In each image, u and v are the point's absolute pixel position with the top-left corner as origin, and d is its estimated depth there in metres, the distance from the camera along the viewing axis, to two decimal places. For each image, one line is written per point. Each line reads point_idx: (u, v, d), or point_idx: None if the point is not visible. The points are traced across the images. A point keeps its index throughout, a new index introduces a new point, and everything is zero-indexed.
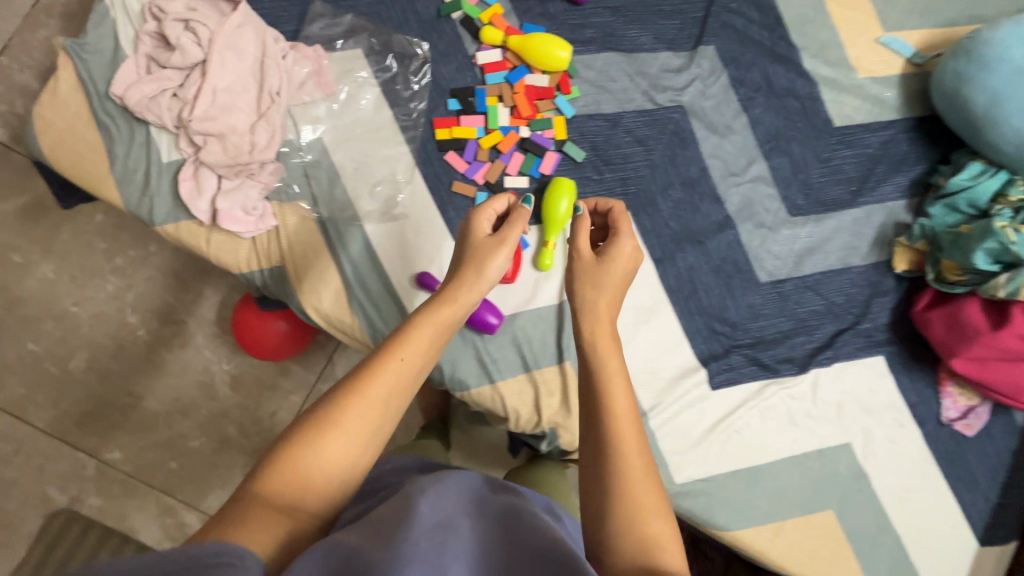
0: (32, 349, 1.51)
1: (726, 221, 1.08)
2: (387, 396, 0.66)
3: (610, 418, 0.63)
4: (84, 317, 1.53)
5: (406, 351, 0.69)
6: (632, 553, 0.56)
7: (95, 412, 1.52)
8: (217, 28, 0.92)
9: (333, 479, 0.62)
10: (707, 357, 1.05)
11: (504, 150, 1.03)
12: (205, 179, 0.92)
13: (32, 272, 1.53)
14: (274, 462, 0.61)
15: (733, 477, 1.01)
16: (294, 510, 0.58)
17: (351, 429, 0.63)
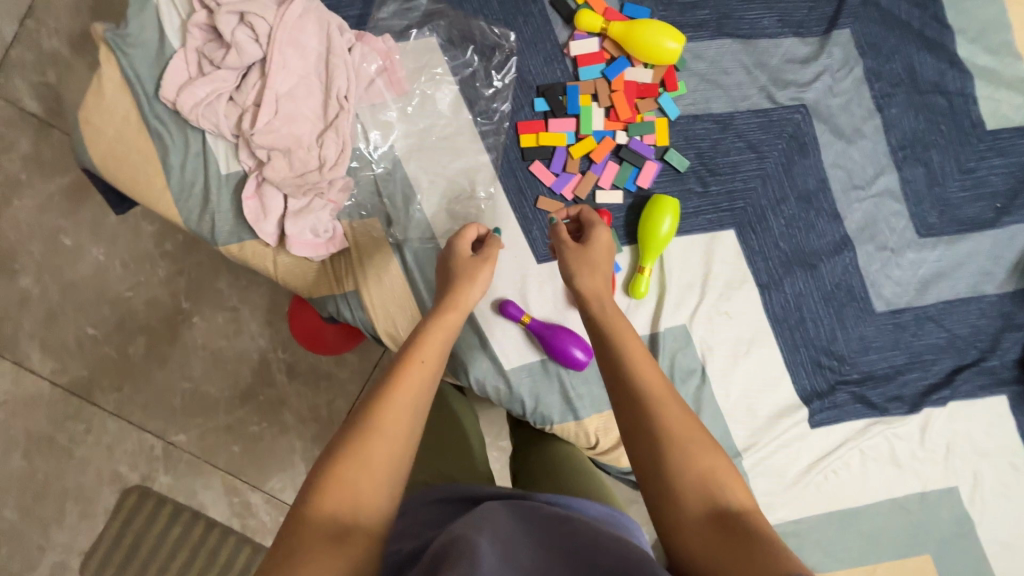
0: (91, 333, 1.46)
1: (843, 242, 0.96)
2: (417, 396, 0.61)
3: (648, 390, 0.61)
4: (139, 300, 1.47)
5: (424, 351, 0.65)
6: (699, 500, 0.54)
7: (158, 394, 1.44)
8: (275, 21, 0.79)
9: (382, 495, 0.54)
10: (810, 394, 0.96)
11: (597, 159, 0.90)
12: (270, 198, 0.83)
13: (84, 256, 1.47)
14: (317, 484, 0.52)
15: (826, 520, 0.96)
16: (352, 536, 0.50)
17: (392, 437, 0.56)
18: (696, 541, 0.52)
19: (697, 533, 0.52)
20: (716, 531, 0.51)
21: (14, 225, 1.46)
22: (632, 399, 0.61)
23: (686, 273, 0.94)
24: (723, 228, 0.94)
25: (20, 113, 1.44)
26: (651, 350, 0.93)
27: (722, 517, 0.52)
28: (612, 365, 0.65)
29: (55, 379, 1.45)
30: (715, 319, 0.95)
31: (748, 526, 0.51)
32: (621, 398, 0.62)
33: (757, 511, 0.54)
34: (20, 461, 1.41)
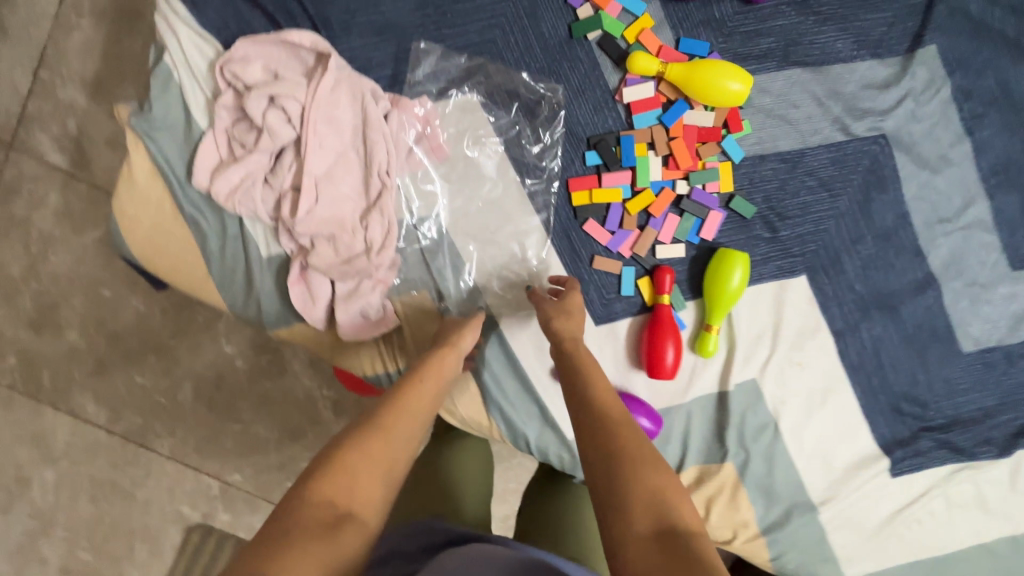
0: (141, 382, 1.35)
1: (926, 281, 0.89)
2: (417, 415, 0.62)
3: (607, 415, 0.60)
4: (182, 347, 1.36)
5: (421, 377, 0.67)
6: (649, 517, 0.49)
7: (212, 436, 1.36)
8: (308, 99, 0.75)
9: (376, 499, 0.52)
10: (891, 442, 0.91)
11: (656, 213, 0.84)
12: (317, 285, 0.80)
13: (125, 306, 1.35)
14: (317, 472, 0.51)
15: (911, 570, 0.92)
16: (345, 527, 0.48)
17: (391, 443, 0.56)
18: (641, 560, 0.46)
19: (643, 551, 0.47)
20: (662, 547, 0.47)
21: (52, 279, 1.32)
22: (593, 425, 0.59)
23: (754, 324, 0.88)
24: (793, 274, 0.88)
25: (42, 164, 1.30)
26: (720, 408, 0.88)
27: (669, 536, 0.47)
28: (581, 392, 0.65)
29: (112, 426, 1.35)
30: (787, 370, 0.89)
31: (689, 546, 0.46)
32: (582, 423, 0.61)
33: (706, 537, 0.49)
34: (87, 506, 1.34)
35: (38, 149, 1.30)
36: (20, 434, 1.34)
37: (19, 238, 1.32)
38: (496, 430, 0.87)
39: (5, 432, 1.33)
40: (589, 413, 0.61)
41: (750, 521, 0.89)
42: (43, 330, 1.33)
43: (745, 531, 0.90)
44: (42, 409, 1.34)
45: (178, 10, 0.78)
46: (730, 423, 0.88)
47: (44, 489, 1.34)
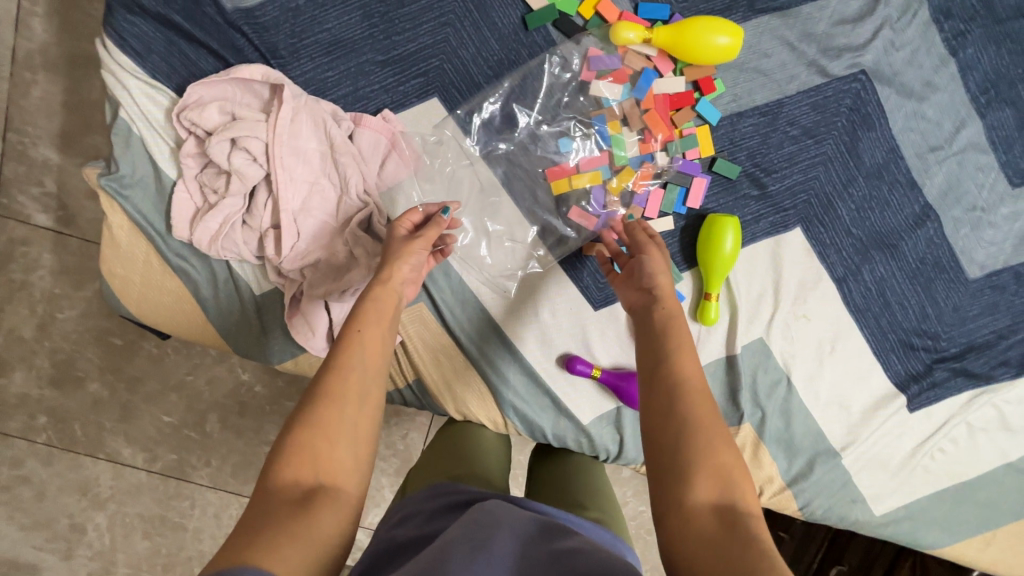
0: (169, 421, 1.39)
1: (924, 213, 0.87)
2: (368, 363, 0.58)
3: (685, 372, 0.56)
4: (202, 381, 1.38)
5: (365, 320, 0.61)
6: (709, 492, 0.49)
7: (245, 461, 1.40)
8: (270, 135, 0.73)
9: (344, 462, 0.52)
10: (906, 378, 0.91)
11: (639, 190, 0.83)
12: (313, 316, 0.79)
13: (138, 350, 1.37)
14: (279, 452, 0.51)
15: (939, 497, 0.93)
16: (320, 498, 0.49)
17: (344, 404, 0.54)
18: (695, 535, 0.47)
19: (699, 529, 0.47)
20: (719, 527, 0.47)
21: (62, 336, 1.34)
22: (672, 382, 0.56)
23: (754, 284, 0.87)
24: (788, 228, 0.86)
25: (30, 227, 1.30)
26: (730, 372, 0.88)
27: (728, 521, 0.47)
28: (659, 335, 0.60)
29: (149, 466, 1.39)
30: (793, 325, 0.88)
31: (747, 535, 0.46)
32: (656, 373, 0.57)
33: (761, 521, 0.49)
34: (143, 543, 1.40)
35: (22, 212, 1.29)
36: (65, 484, 1.38)
37: (24, 301, 1.33)
38: (514, 429, 0.88)
39: (51, 485, 1.38)
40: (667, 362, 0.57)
41: (774, 476, 0.90)
42: (65, 386, 1.37)
43: (771, 487, 0.91)
44: (81, 459, 1.38)
45: (124, 62, 0.76)
46: (742, 385, 0.88)
47: (99, 532, 1.39)
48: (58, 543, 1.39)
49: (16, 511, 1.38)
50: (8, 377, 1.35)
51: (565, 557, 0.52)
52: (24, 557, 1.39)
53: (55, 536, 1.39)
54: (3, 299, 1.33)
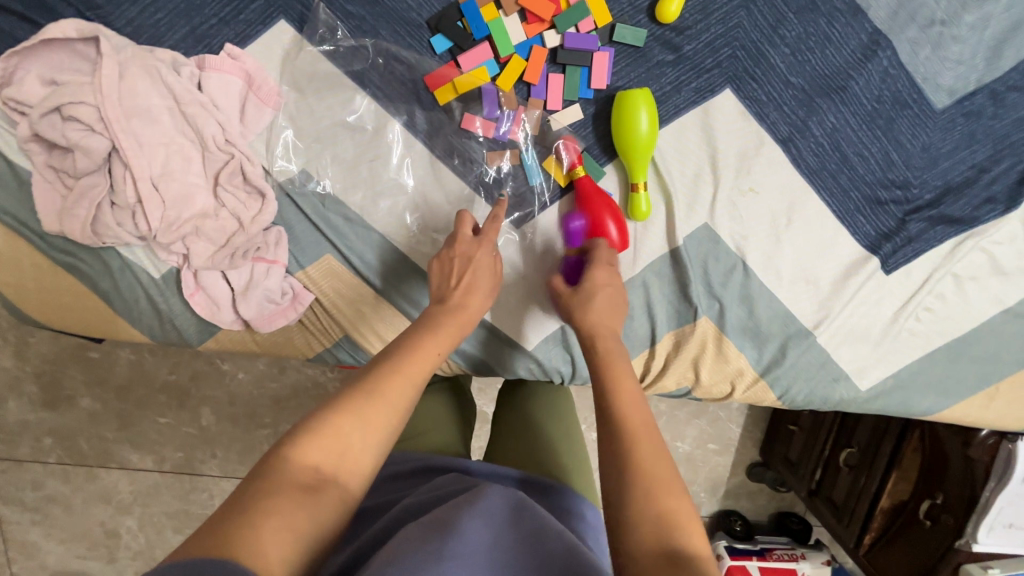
0: (166, 422, 1.36)
1: (873, 42, 0.75)
2: (417, 376, 0.56)
3: (624, 423, 0.55)
4: (187, 378, 1.33)
5: (438, 342, 0.59)
6: (654, 539, 0.46)
7: (247, 446, 1.38)
8: (99, 98, 0.66)
9: (367, 467, 0.51)
10: (878, 238, 0.81)
11: (535, 79, 0.73)
12: (213, 286, 0.74)
13: (116, 358, 1.32)
14: (305, 433, 0.49)
15: (931, 361, 0.84)
16: (329, 491, 0.47)
17: (390, 408, 0.53)
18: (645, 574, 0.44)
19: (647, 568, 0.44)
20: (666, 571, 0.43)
21: (41, 358, 1.31)
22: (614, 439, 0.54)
23: (687, 164, 0.78)
24: (715, 92, 0.75)
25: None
26: (677, 266, 0.80)
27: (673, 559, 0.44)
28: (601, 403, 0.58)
29: (161, 466, 1.39)
30: (740, 202, 0.79)
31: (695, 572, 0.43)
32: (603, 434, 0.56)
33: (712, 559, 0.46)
34: (175, 536, 1.43)
35: None
36: (89, 497, 1.40)
37: None
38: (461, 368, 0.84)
39: (76, 499, 1.40)
40: (609, 421, 0.56)
41: (745, 368, 0.83)
42: (60, 406, 1.35)
43: (743, 380, 0.84)
44: (96, 471, 1.39)
45: None
46: (691, 279, 0.80)
47: (133, 534, 1.43)
48: (99, 549, 1.44)
49: (52, 528, 1.42)
50: (4, 407, 1.34)
51: (531, 533, 0.52)
52: (74, 567, 1.46)
53: (94, 544, 1.44)
54: None
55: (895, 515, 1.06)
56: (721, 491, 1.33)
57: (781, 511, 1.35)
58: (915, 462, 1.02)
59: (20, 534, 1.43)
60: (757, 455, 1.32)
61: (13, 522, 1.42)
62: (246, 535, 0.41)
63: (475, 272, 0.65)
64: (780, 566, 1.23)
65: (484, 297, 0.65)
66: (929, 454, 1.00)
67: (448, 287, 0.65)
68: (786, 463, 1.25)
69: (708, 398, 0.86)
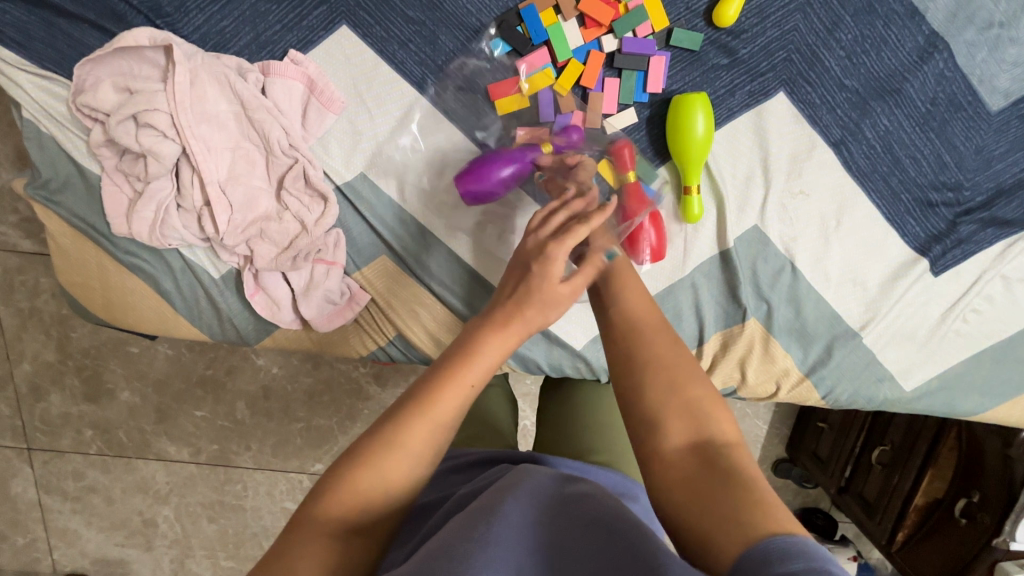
0: (202, 415, 1.38)
1: (930, 44, 0.75)
2: (447, 419, 0.51)
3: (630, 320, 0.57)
4: (223, 373, 1.35)
5: (474, 372, 0.52)
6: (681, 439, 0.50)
7: (280, 440, 1.40)
8: (171, 105, 0.68)
9: (389, 516, 0.49)
10: (927, 240, 0.81)
11: (591, 83, 0.74)
12: (274, 287, 0.76)
13: (155, 353, 1.34)
14: (329, 484, 0.48)
15: (976, 362, 0.85)
16: (352, 546, 0.47)
17: (413, 457, 0.49)
18: (684, 483, 0.48)
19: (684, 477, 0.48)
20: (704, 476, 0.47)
21: (83, 352, 1.32)
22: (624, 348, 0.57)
23: (739, 166, 0.78)
24: (769, 95, 0.76)
25: (21, 255, 1.23)
26: (726, 268, 0.81)
27: (707, 460, 0.48)
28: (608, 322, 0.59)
29: (196, 458, 1.42)
30: (790, 204, 0.79)
31: (730, 468, 0.47)
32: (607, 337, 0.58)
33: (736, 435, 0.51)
34: (211, 526, 1.46)
35: (6, 241, 1.22)
36: (127, 487, 1.44)
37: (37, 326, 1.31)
38: (509, 368, 0.86)
39: (116, 489, 1.44)
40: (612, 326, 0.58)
41: (790, 368, 0.84)
42: (100, 400, 1.37)
43: (788, 380, 0.84)
44: (134, 462, 1.42)
45: (8, 57, 0.70)
46: (740, 280, 0.80)
47: (169, 523, 1.47)
48: (137, 538, 1.48)
49: (92, 517, 1.46)
50: (46, 400, 1.36)
51: (574, 503, 0.54)
52: (112, 554, 1.50)
53: (132, 533, 1.48)
54: (18, 329, 1.30)
55: (930, 513, 1.07)
56: None
57: (806, 506, 1.37)
58: (951, 461, 1.03)
59: (61, 523, 1.47)
60: (783, 451, 1.33)
61: (55, 511, 1.46)
62: None
63: (539, 287, 0.54)
64: None
65: (545, 312, 0.55)
66: (966, 453, 1.01)
67: (500, 294, 0.55)
68: (815, 459, 1.25)
69: (751, 397, 0.87)
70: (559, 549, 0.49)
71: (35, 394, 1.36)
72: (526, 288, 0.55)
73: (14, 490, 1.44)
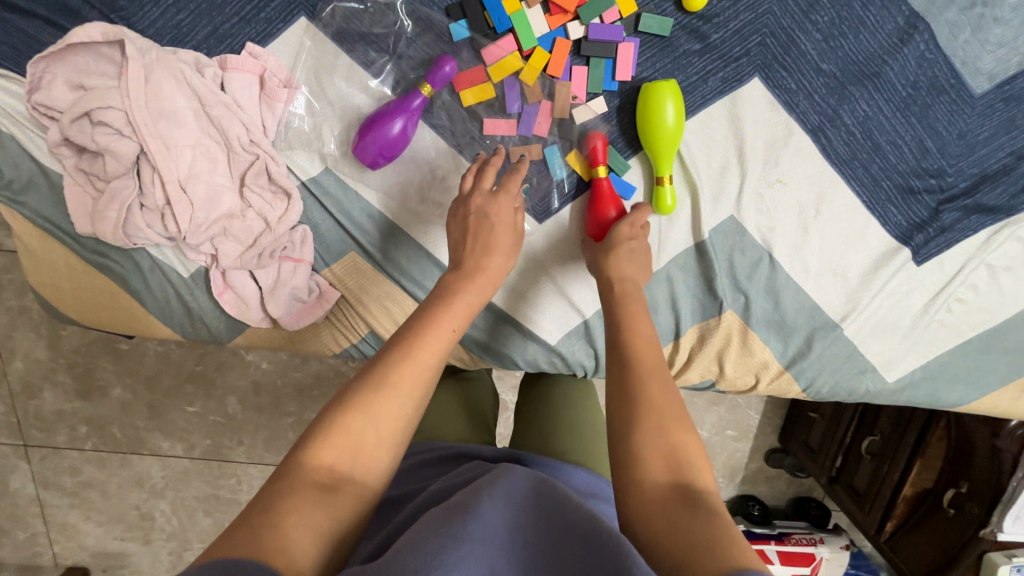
0: (194, 411, 1.38)
1: (909, 25, 0.72)
2: (433, 359, 0.54)
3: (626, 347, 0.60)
4: (212, 368, 1.35)
5: (454, 318, 0.57)
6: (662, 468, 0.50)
7: (271, 434, 1.40)
8: (126, 101, 0.67)
9: (382, 465, 0.50)
10: (910, 228, 0.79)
11: (558, 72, 0.73)
12: (242, 286, 0.76)
13: (144, 350, 1.34)
14: (320, 432, 0.48)
15: (960, 353, 0.83)
16: (347, 489, 0.47)
17: (403, 397, 0.51)
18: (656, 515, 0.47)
19: (657, 525, 0.46)
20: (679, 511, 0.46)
21: (73, 350, 1.32)
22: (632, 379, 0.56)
23: (714, 155, 0.76)
24: (743, 81, 0.74)
25: (7, 254, 1.23)
26: (702, 260, 0.79)
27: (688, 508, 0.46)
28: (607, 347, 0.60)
29: (190, 453, 1.42)
30: (767, 193, 0.77)
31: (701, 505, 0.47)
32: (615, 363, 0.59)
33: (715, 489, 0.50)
34: (206, 519, 1.48)
35: None
36: (124, 482, 1.45)
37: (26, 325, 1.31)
38: (485, 363, 0.85)
39: (112, 484, 1.45)
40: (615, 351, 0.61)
41: (770, 361, 0.82)
42: (92, 396, 1.37)
43: (768, 372, 0.83)
44: (129, 457, 1.43)
45: None
46: (717, 272, 0.79)
47: (166, 517, 1.48)
48: (135, 531, 1.50)
49: (90, 511, 1.48)
50: (39, 397, 1.37)
51: (555, 509, 0.52)
52: (112, 548, 1.52)
53: (130, 526, 1.49)
54: (7, 329, 1.30)
55: (918, 503, 1.06)
56: (739, 477, 1.33)
57: (799, 495, 1.36)
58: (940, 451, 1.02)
59: (60, 518, 1.49)
60: (774, 441, 1.31)
61: (53, 506, 1.48)
62: (266, 533, 0.41)
63: (493, 229, 0.63)
64: (800, 550, 1.24)
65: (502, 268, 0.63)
66: (956, 444, 0.99)
67: (468, 248, 0.63)
68: (806, 449, 1.24)
69: (732, 390, 0.86)
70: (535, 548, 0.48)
71: (28, 392, 1.36)
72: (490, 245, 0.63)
73: (12, 485, 1.45)
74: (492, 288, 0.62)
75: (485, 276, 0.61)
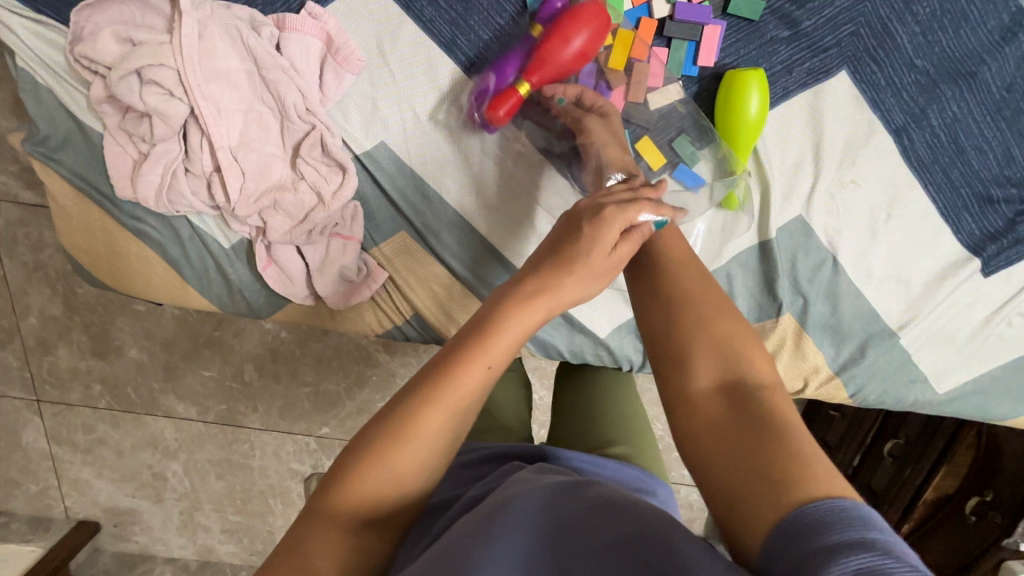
0: (210, 375, 1.37)
1: (1015, 23, 0.68)
2: (463, 404, 0.46)
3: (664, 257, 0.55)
4: (230, 335, 1.32)
5: (494, 351, 0.47)
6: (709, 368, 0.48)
7: (286, 403, 1.38)
8: (179, 60, 0.63)
9: (404, 512, 0.46)
10: (982, 239, 0.76)
11: (639, 54, 0.70)
12: (288, 261, 0.72)
13: (162, 312, 1.31)
14: (338, 480, 0.44)
15: (1014, 370, 0.81)
16: (366, 542, 0.44)
17: (426, 447, 0.45)
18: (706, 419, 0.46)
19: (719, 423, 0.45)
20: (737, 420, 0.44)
21: (89, 308, 1.29)
22: (659, 284, 0.53)
23: (788, 151, 0.73)
24: (830, 74, 0.70)
25: (21, 207, 1.18)
26: (764, 260, 0.76)
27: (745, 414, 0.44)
28: (649, 304, 0.53)
29: (205, 417, 1.41)
30: (838, 195, 0.74)
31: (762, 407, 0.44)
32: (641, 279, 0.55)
33: (784, 393, 0.47)
34: (219, 482, 1.48)
35: (7, 191, 1.17)
36: (137, 441, 1.44)
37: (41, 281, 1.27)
38: (529, 352, 0.83)
39: (126, 443, 1.44)
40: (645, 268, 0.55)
41: (821, 365, 0.79)
42: (107, 355, 1.35)
43: (818, 377, 0.79)
44: (143, 418, 1.42)
45: None
46: (778, 273, 0.75)
47: (179, 477, 1.48)
48: (147, 490, 1.49)
49: (103, 468, 1.47)
50: (53, 353, 1.35)
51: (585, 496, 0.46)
52: (122, 504, 1.51)
53: (142, 485, 1.49)
54: (21, 283, 1.26)
55: (937, 508, 1.04)
56: None
57: None
58: (966, 459, 1.00)
59: (72, 473, 1.48)
60: None
61: (65, 461, 1.47)
62: None
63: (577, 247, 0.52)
64: None
65: (577, 285, 0.51)
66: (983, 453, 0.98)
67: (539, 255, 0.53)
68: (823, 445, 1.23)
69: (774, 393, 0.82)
70: (562, 530, 0.43)
71: (41, 347, 1.34)
72: (573, 259, 0.51)
73: (25, 439, 1.44)
74: (558, 307, 0.51)
75: (551, 294, 0.50)
